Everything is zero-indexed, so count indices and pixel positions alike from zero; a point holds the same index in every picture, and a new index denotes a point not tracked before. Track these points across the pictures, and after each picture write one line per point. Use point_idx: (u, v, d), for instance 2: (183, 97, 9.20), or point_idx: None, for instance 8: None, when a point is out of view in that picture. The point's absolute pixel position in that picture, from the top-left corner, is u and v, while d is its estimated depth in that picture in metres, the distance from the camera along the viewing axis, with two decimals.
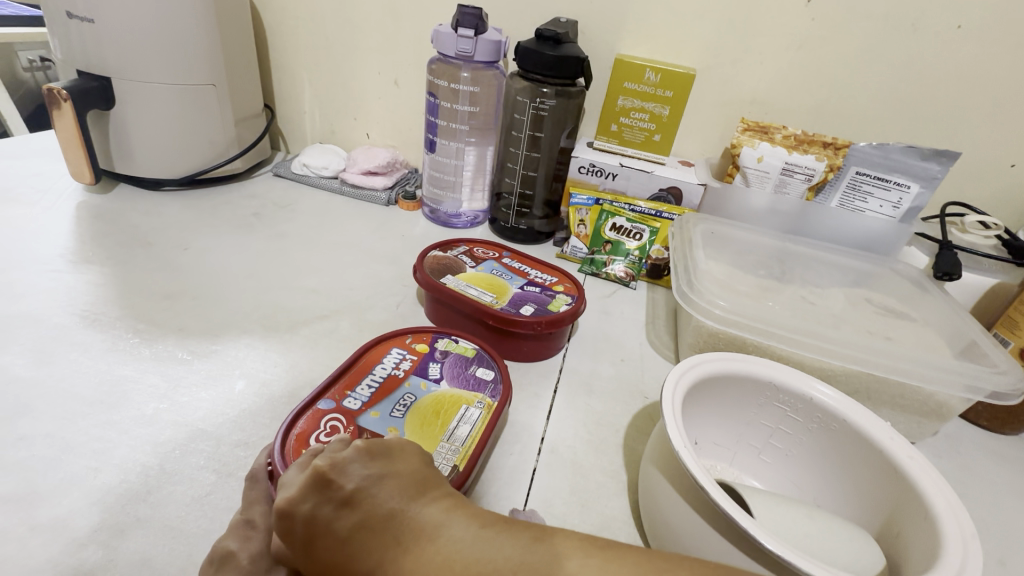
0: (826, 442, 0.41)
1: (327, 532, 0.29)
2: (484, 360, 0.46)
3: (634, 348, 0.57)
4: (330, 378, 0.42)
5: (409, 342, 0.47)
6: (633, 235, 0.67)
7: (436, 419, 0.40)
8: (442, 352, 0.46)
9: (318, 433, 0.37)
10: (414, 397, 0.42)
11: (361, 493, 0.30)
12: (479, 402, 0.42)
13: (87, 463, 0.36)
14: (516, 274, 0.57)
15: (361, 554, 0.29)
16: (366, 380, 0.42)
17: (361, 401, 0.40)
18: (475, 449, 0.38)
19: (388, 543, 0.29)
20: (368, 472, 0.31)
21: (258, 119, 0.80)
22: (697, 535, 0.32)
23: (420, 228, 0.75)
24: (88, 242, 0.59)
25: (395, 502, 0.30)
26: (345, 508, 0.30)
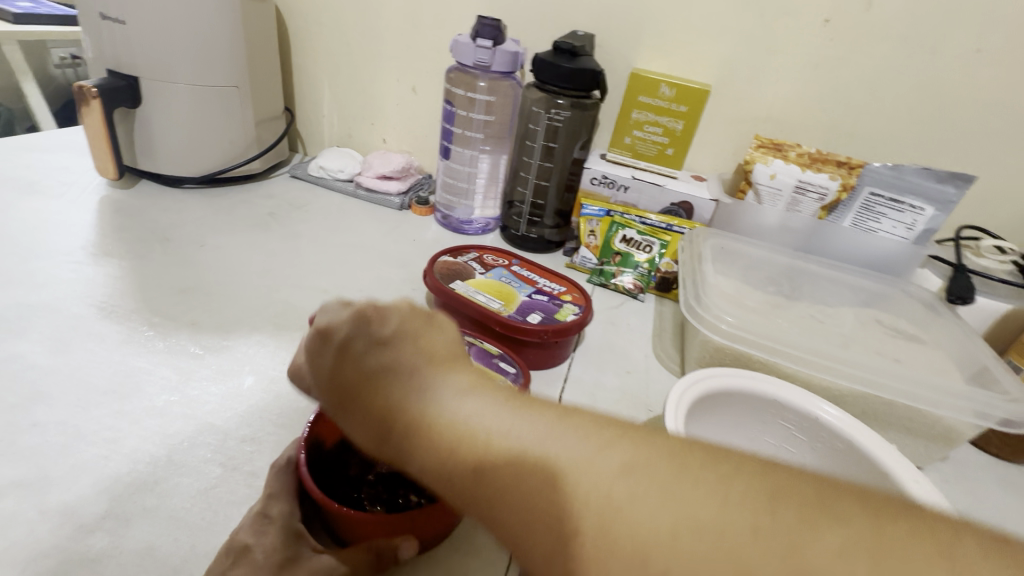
0: (830, 461, 0.40)
1: (350, 366, 0.30)
2: (509, 358, 0.47)
3: (640, 360, 0.57)
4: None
5: None
6: (643, 248, 0.67)
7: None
8: (469, 341, 0.48)
9: None
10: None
11: (390, 339, 0.30)
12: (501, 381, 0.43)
13: (97, 451, 0.37)
14: (524, 281, 0.57)
15: (371, 395, 0.29)
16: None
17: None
18: None
19: (395, 387, 0.28)
20: (406, 329, 0.31)
21: (278, 121, 0.81)
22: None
23: (432, 234, 0.76)
24: (109, 235, 0.61)
25: (422, 359, 0.29)
26: (372, 347, 0.30)
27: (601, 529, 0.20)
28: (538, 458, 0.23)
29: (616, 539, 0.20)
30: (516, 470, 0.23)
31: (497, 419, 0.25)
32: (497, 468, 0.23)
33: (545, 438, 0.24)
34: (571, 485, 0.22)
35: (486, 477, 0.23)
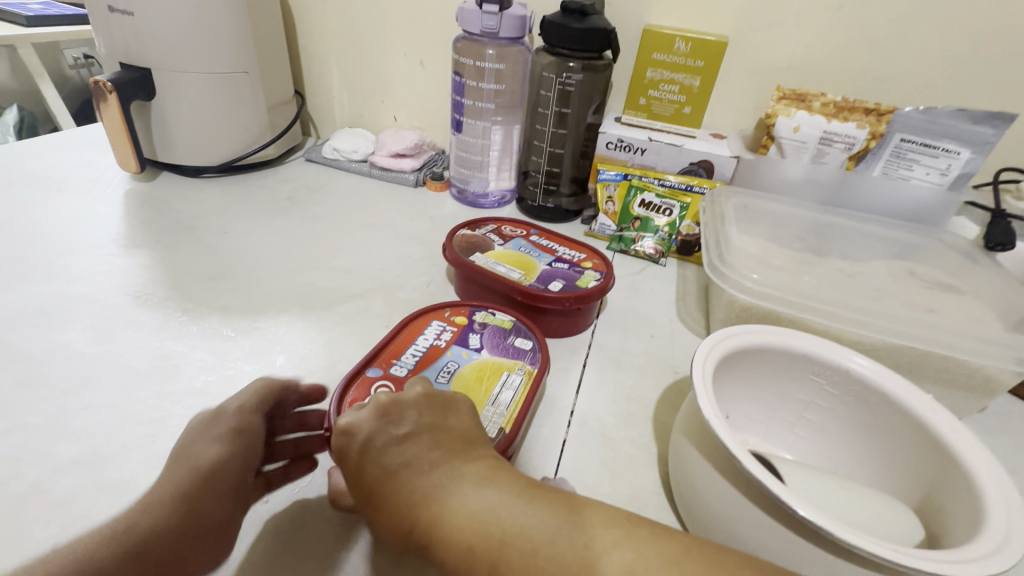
0: (862, 414, 0.39)
1: (373, 464, 0.32)
2: (522, 330, 0.47)
3: (664, 324, 0.57)
4: (373, 351, 0.43)
5: (448, 315, 0.48)
6: (663, 211, 0.66)
7: (480, 384, 0.41)
8: (481, 324, 0.47)
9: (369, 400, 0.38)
10: (457, 364, 0.43)
11: (412, 434, 0.33)
12: (520, 369, 0.43)
13: (145, 430, 0.38)
14: (543, 250, 0.56)
15: (394, 496, 0.31)
16: (410, 350, 0.44)
17: (407, 368, 0.42)
18: (520, 413, 0.39)
19: (415, 501, 0.30)
20: (422, 419, 0.34)
21: (289, 105, 0.81)
22: (716, 496, 0.33)
23: (448, 209, 0.76)
24: (136, 226, 0.62)
25: (437, 460, 0.32)
26: (396, 445, 0.32)
27: None
28: (550, 562, 0.27)
29: None
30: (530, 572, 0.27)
31: (519, 519, 0.29)
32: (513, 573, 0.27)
33: (554, 541, 0.28)
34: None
35: None
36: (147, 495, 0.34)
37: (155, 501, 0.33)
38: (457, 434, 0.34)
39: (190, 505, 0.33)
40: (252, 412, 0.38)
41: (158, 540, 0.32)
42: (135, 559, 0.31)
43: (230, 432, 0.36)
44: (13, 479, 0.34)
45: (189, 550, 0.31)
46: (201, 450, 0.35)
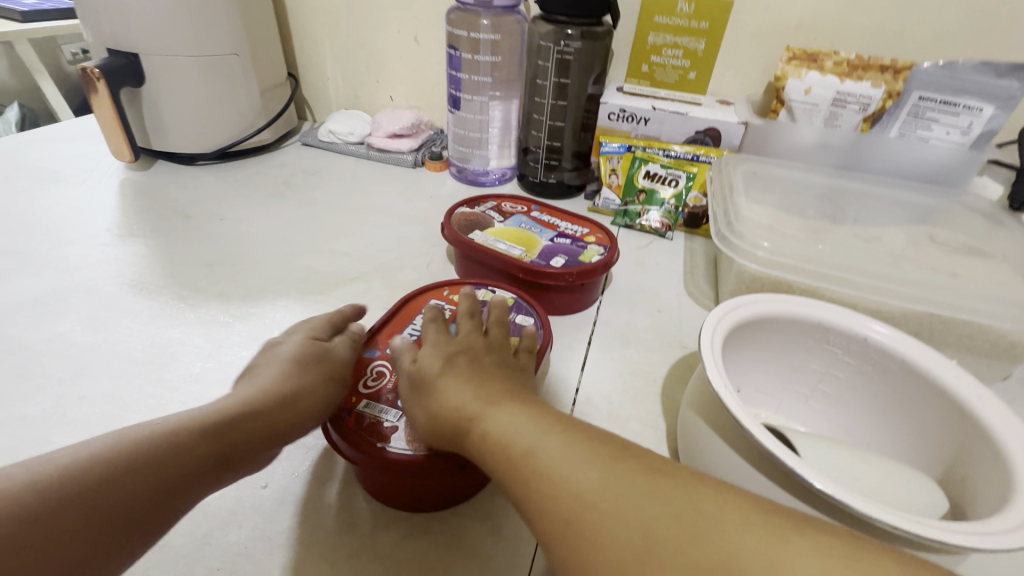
0: (881, 384, 0.38)
1: (457, 360, 0.34)
2: (523, 308, 0.45)
3: (671, 298, 0.55)
4: (371, 331, 0.42)
5: (447, 294, 0.46)
6: (668, 182, 0.64)
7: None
8: (480, 302, 0.46)
9: (365, 379, 0.38)
10: None
11: (496, 357, 0.35)
12: None
13: (142, 418, 0.38)
14: (545, 226, 0.54)
15: (461, 381, 0.32)
16: (407, 330, 0.42)
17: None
18: None
19: (481, 388, 0.32)
20: (508, 355, 0.36)
21: (283, 88, 0.80)
22: (728, 470, 0.31)
23: (448, 188, 0.74)
24: (132, 215, 0.62)
25: (510, 378, 0.33)
26: (483, 356, 0.35)
27: (598, 488, 0.24)
28: (583, 449, 0.26)
29: (613, 514, 0.23)
30: (561, 456, 0.26)
31: (574, 422, 0.28)
32: (542, 455, 0.26)
33: (596, 438, 0.27)
34: (607, 462, 0.25)
35: (531, 463, 0.26)
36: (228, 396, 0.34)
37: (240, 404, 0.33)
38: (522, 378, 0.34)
39: (271, 420, 0.33)
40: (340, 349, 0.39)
41: (243, 438, 0.32)
42: (221, 453, 0.30)
43: (317, 362, 0.37)
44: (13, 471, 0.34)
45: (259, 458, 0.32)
46: (287, 369, 0.36)
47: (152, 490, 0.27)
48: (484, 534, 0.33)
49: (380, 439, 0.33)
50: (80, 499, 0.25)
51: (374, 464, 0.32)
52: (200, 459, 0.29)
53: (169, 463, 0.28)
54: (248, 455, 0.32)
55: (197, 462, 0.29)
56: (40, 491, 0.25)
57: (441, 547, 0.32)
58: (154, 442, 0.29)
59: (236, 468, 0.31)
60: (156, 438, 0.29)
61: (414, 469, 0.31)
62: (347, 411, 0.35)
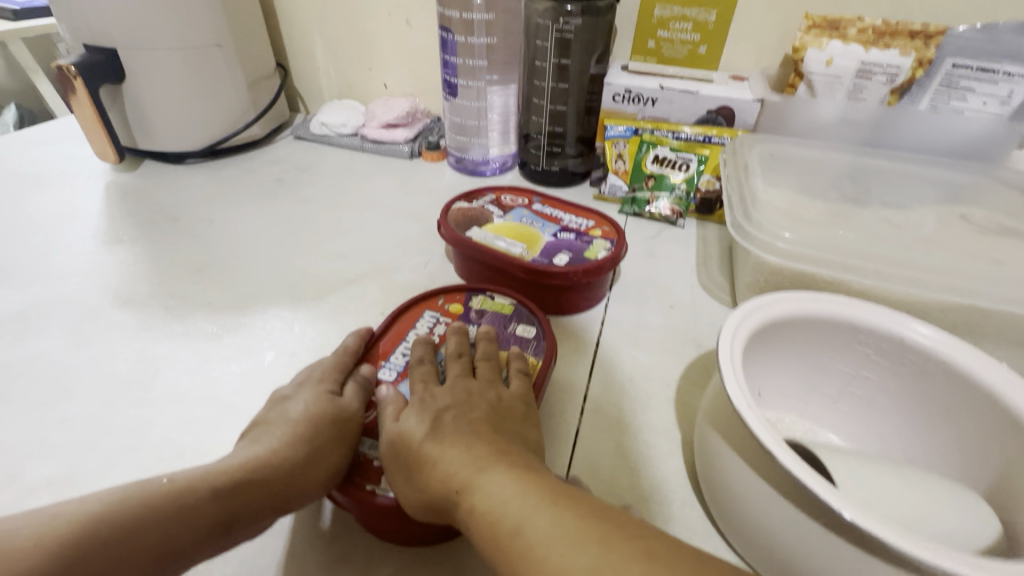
0: (918, 388, 0.34)
1: (441, 415, 0.32)
2: (525, 315, 0.42)
3: (684, 293, 0.52)
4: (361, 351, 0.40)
5: (442, 303, 0.44)
6: (678, 166, 0.60)
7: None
8: (477, 312, 0.43)
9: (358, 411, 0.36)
10: None
11: (483, 403, 0.33)
12: None
13: (124, 442, 0.36)
14: (547, 220, 0.51)
15: (446, 439, 0.30)
16: (400, 350, 0.40)
17: (397, 371, 0.38)
18: None
19: (468, 447, 0.30)
20: (498, 398, 0.34)
21: (272, 80, 0.76)
22: (752, 492, 0.29)
23: (446, 180, 0.71)
24: (119, 219, 0.59)
25: (500, 431, 0.31)
26: (470, 406, 0.33)
27: None
28: (576, 531, 0.24)
29: None
30: (551, 538, 0.24)
31: (564, 492, 0.26)
32: (533, 538, 0.24)
33: (588, 516, 0.25)
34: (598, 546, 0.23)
35: (523, 546, 0.24)
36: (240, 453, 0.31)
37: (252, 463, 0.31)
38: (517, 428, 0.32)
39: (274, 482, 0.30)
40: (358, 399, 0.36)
41: (247, 504, 0.29)
42: (224, 523, 0.29)
43: (334, 415, 0.34)
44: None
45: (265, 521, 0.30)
46: (301, 421, 0.33)
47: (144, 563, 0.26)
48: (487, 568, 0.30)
49: (371, 480, 0.32)
50: (74, 571, 0.25)
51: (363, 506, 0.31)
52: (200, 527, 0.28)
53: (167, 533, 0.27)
54: (253, 521, 0.30)
55: (194, 531, 0.28)
56: (36, 557, 0.24)
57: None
58: (155, 507, 0.27)
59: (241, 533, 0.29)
60: (156, 506, 0.27)
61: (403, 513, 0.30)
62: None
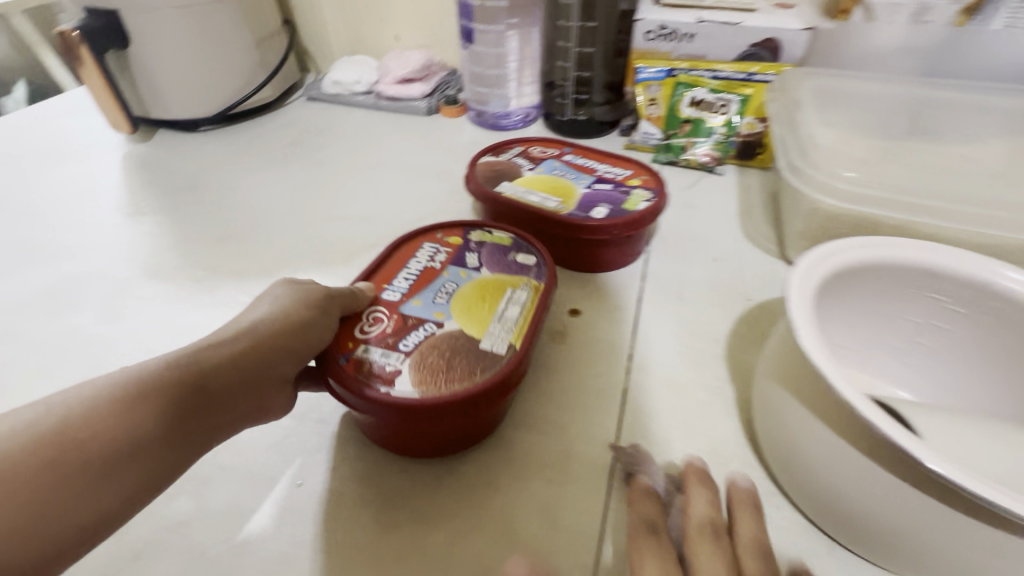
0: (1002, 337, 0.32)
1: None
2: (526, 243, 0.40)
3: (728, 244, 0.49)
4: (365, 272, 0.38)
5: (440, 236, 0.42)
6: (717, 108, 0.56)
7: (482, 303, 0.35)
8: (478, 241, 0.41)
9: (362, 324, 0.34)
10: (455, 285, 0.37)
11: None
12: (526, 285, 0.37)
13: None
14: (581, 171, 0.48)
15: None
16: (402, 274, 0.38)
17: (401, 292, 0.36)
18: (530, 328, 0.33)
19: None
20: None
21: (279, 37, 0.72)
22: (822, 449, 0.27)
23: (467, 136, 0.67)
24: (139, 191, 0.58)
25: None
26: None
27: None
28: None
29: None
30: None
31: None
32: None
33: None
34: None
35: None
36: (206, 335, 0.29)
37: (218, 341, 0.29)
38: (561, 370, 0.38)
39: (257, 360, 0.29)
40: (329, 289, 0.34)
41: (222, 375, 0.28)
42: (198, 394, 0.27)
43: (303, 299, 0.32)
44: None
45: (248, 398, 0.29)
46: (272, 308, 0.32)
47: (124, 436, 0.24)
48: (538, 524, 0.30)
49: (384, 383, 0.30)
50: (60, 437, 0.23)
51: (378, 411, 0.29)
52: (181, 400, 0.26)
53: (141, 406, 0.25)
54: (230, 395, 0.28)
55: (175, 405, 0.26)
56: (27, 428, 0.23)
57: (497, 547, 0.29)
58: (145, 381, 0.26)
59: (221, 407, 0.28)
60: (124, 384, 0.25)
61: (426, 413, 0.29)
62: (345, 355, 0.32)
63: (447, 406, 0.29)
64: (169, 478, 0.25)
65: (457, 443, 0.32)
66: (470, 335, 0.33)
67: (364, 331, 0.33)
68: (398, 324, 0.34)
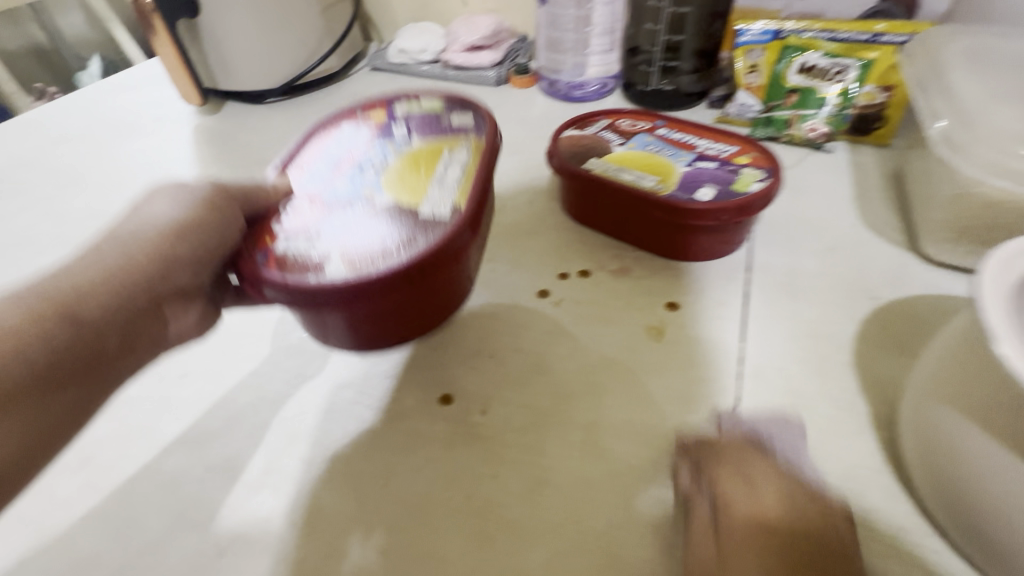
0: None
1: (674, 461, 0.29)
2: (457, 105, 0.37)
3: (846, 232, 0.43)
4: (280, 163, 0.35)
5: (361, 112, 0.38)
6: (832, 75, 0.49)
7: (418, 170, 0.33)
8: (404, 113, 0.37)
9: (280, 217, 0.32)
10: (385, 159, 0.34)
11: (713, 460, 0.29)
12: (465, 147, 0.35)
13: (246, 398, 0.34)
14: (679, 147, 0.43)
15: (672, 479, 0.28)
16: (322, 159, 0.35)
17: (322, 178, 0.34)
18: (473, 185, 0.32)
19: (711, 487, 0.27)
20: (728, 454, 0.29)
21: (345, 4, 0.70)
22: (1004, 482, 0.22)
23: (540, 108, 0.63)
24: (209, 164, 0.57)
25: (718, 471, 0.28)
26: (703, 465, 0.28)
27: None
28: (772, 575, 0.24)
29: None
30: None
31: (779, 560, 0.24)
32: None
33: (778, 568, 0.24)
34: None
35: None
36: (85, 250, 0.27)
37: (90, 257, 0.27)
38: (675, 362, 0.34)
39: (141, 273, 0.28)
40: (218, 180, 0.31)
41: (97, 298, 0.26)
42: (70, 320, 0.25)
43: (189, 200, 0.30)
44: None
45: (146, 319, 0.28)
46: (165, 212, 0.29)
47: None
48: (611, 517, 0.28)
49: (311, 270, 0.28)
50: None
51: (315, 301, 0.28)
52: (68, 329, 0.24)
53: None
54: (108, 317, 0.26)
55: (52, 341, 0.24)
56: None
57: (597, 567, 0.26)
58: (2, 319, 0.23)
59: (111, 331, 0.26)
60: None
61: (372, 288, 0.28)
62: (262, 252, 0.30)
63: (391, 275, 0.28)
64: (68, 422, 0.25)
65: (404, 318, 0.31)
66: (410, 200, 0.31)
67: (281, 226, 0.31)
68: (320, 210, 0.32)
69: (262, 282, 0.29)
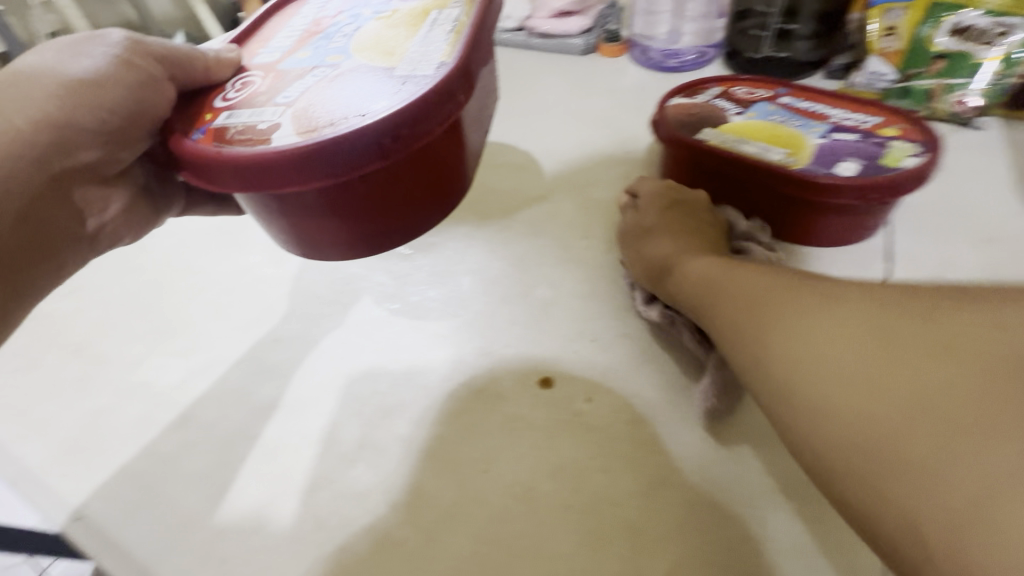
0: None
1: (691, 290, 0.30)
2: None
3: (1005, 223, 0.37)
4: (238, 39, 0.34)
5: None
6: (993, 38, 0.41)
7: (402, 28, 0.30)
8: None
9: (227, 90, 0.29)
10: (356, 24, 0.31)
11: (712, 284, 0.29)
12: (457, 3, 0.31)
13: (337, 368, 0.33)
14: (809, 117, 0.38)
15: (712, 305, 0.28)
16: (284, 33, 0.33)
17: (283, 50, 0.31)
18: (466, 32, 0.28)
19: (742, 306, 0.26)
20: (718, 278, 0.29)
21: None
22: None
23: (632, 78, 0.58)
24: None
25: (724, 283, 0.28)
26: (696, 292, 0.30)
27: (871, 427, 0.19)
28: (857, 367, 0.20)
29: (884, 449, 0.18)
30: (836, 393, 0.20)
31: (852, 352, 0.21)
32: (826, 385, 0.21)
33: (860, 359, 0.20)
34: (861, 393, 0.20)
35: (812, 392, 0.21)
36: (1, 103, 0.29)
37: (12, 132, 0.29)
38: (734, 285, 0.27)
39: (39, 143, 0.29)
40: (134, 41, 0.31)
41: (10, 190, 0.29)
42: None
43: (100, 65, 0.30)
44: (162, 350, 0.36)
45: (52, 204, 0.31)
46: (81, 70, 0.30)
47: None
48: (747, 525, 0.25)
49: (260, 141, 0.25)
50: None
51: (260, 175, 0.25)
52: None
53: None
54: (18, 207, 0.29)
55: None
56: None
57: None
58: None
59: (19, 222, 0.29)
60: None
61: (317, 164, 0.25)
62: (199, 129, 0.27)
63: (346, 148, 0.24)
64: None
65: (373, 208, 0.28)
66: (376, 64, 0.28)
67: (224, 100, 0.29)
68: (273, 78, 0.29)
69: (203, 164, 0.26)
